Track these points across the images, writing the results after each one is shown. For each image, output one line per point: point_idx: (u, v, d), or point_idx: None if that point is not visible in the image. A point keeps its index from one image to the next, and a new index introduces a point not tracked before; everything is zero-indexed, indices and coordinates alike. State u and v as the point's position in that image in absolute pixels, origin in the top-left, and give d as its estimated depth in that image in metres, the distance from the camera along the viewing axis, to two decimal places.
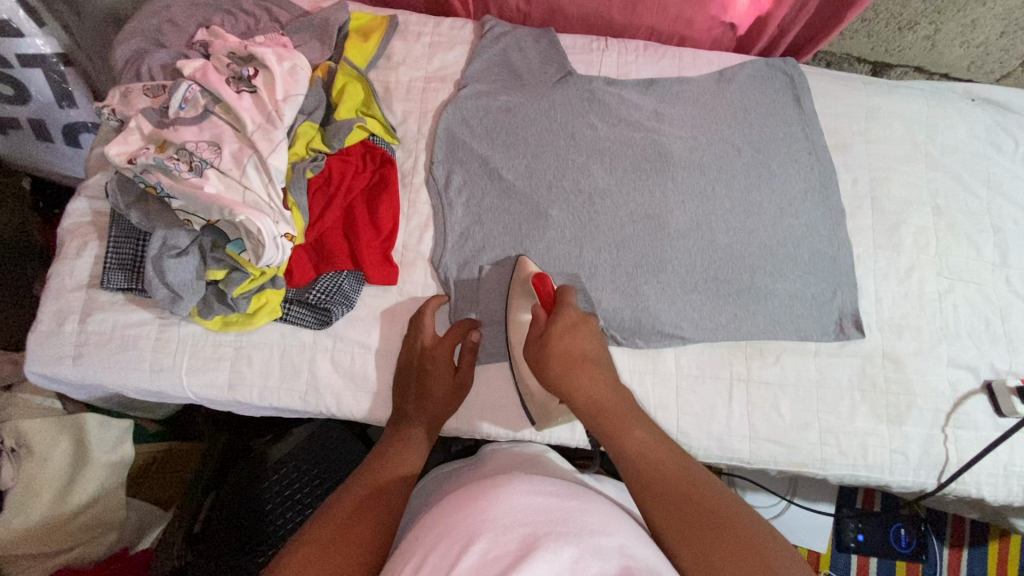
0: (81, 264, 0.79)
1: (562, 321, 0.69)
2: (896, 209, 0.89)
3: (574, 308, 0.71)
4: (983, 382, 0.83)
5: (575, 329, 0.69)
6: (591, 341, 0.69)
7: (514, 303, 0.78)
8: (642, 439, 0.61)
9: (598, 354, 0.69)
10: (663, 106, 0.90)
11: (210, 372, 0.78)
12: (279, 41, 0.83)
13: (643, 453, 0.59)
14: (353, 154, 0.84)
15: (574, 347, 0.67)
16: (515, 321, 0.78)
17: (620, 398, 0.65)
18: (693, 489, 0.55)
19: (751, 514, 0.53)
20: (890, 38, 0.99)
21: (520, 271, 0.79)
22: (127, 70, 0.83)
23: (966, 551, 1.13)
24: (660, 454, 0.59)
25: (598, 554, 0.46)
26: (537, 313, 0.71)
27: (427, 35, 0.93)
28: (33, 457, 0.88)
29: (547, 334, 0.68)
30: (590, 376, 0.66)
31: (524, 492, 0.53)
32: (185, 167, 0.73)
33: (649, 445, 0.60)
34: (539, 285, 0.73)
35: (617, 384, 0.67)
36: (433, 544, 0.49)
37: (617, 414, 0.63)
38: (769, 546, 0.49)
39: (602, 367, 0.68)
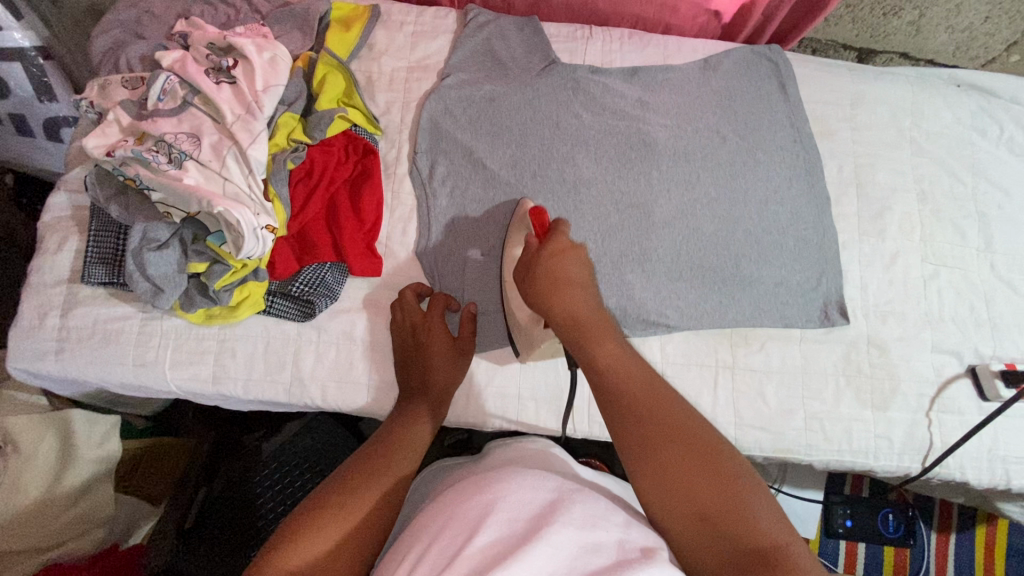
0: (61, 259, 0.79)
1: (551, 248, 0.66)
2: (881, 195, 0.89)
3: (565, 235, 0.67)
4: (967, 366, 0.84)
5: (562, 254, 0.66)
6: (580, 266, 0.65)
7: (511, 235, 0.78)
8: (615, 354, 0.60)
9: (589, 278, 0.65)
10: (648, 94, 0.89)
11: (194, 366, 0.77)
12: (259, 31, 0.82)
13: (615, 368, 0.59)
14: (335, 145, 0.83)
15: (559, 268, 0.65)
16: (508, 258, 0.77)
17: (603, 315, 0.63)
18: (662, 408, 0.55)
19: (716, 437, 0.54)
20: (876, 24, 0.98)
21: (518, 212, 0.80)
22: (105, 62, 0.82)
23: (953, 535, 1.14)
24: (632, 370, 0.59)
25: (596, 550, 0.46)
26: (529, 242, 0.69)
27: (410, 24, 0.92)
28: (19, 455, 0.87)
29: (541, 256, 0.66)
30: (576, 295, 0.63)
31: (525, 485, 0.53)
32: (165, 159, 0.72)
33: (622, 362, 0.59)
34: (533, 216, 0.71)
35: (602, 303, 0.65)
36: (432, 538, 0.48)
37: (594, 328, 0.61)
38: (730, 470, 0.51)
39: (589, 289, 0.64)
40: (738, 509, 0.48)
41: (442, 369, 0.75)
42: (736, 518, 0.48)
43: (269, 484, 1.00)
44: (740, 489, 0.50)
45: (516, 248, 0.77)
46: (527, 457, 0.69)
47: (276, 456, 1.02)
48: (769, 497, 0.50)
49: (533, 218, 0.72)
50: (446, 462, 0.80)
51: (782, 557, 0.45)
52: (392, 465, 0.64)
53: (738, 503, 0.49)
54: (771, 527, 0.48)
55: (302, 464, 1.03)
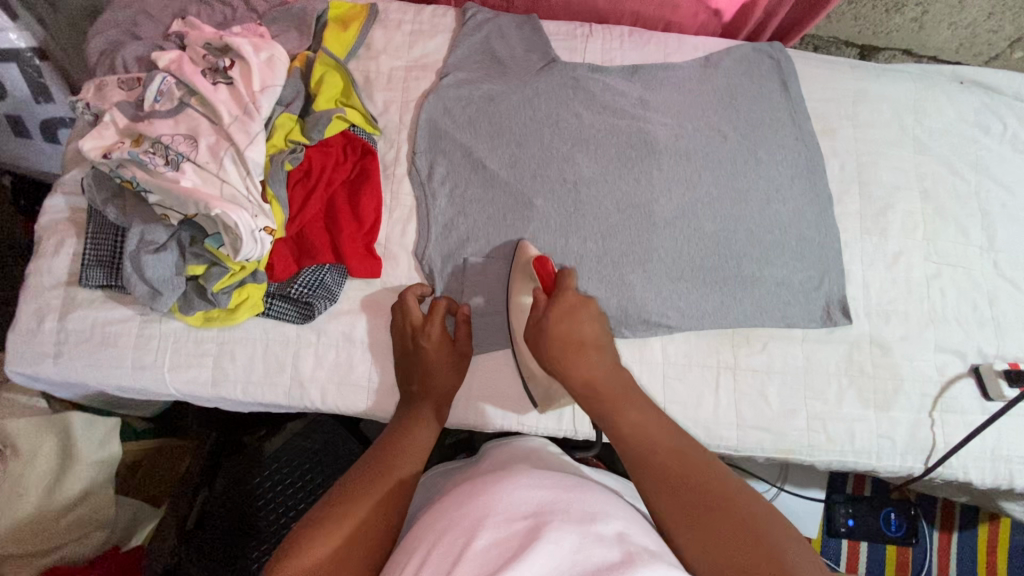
0: (59, 262, 0.78)
1: (559, 306, 0.67)
2: (883, 194, 0.88)
3: (571, 289, 0.68)
4: (970, 366, 0.83)
5: (574, 311, 0.66)
6: (591, 323, 0.67)
7: (516, 285, 0.77)
8: (639, 420, 0.60)
9: (602, 336, 0.67)
10: (649, 92, 0.88)
11: (193, 369, 0.77)
12: (256, 31, 0.81)
13: (641, 436, 0.59)
14: (333, 145, 0.83)
15: (573, 330, 0.65)
16: (516, 306, 0.76)
17: (620, 379, 0.64)
18: (694, 473, 0.55)
19: (753, 499, 0.53)
20: (878, 20, 0.98)
21: (521, 255, 0.78)
22: (101, 63, 0.81)
23: (955, 534, 1.14)
24: (658, 435, 0.59)
25: (598, 542, 0.46)
26: (536, 297, 0.69)
27: (408, 23, 0.91)
28: (19, 458, 0.87)
29: (547, 318, 0.66)
30: (591, 359, 0.64)
31: (524, 485, 0.53)
32: (161, 160, 0.72)
33: (646, 427, 0.60)
34: (539, 268, 0.72)
35: (619, 368, 0.66)
36: (434, 543, 0.48)
37: (613, 395, 0.62)
38: (772, 532, 0.50)
39: (602, 351, 0.66)
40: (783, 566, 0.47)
41: (443, 373, 0.75)
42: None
43: (270, 484, 1.00)
44: (782, 548, 0.48)
45: (524, 297, 0.76)
46: (527, 457, 0.69)
47: (277, 456, 1.01)
48: (814, 558, 0.49)
49: (539, 266, 0.72)
50: (446, 466, 0.80)
51: None
52: (393, 469, 0.63)
53: (782, 561, 0.47)
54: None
55: (303, 464, 1.03)
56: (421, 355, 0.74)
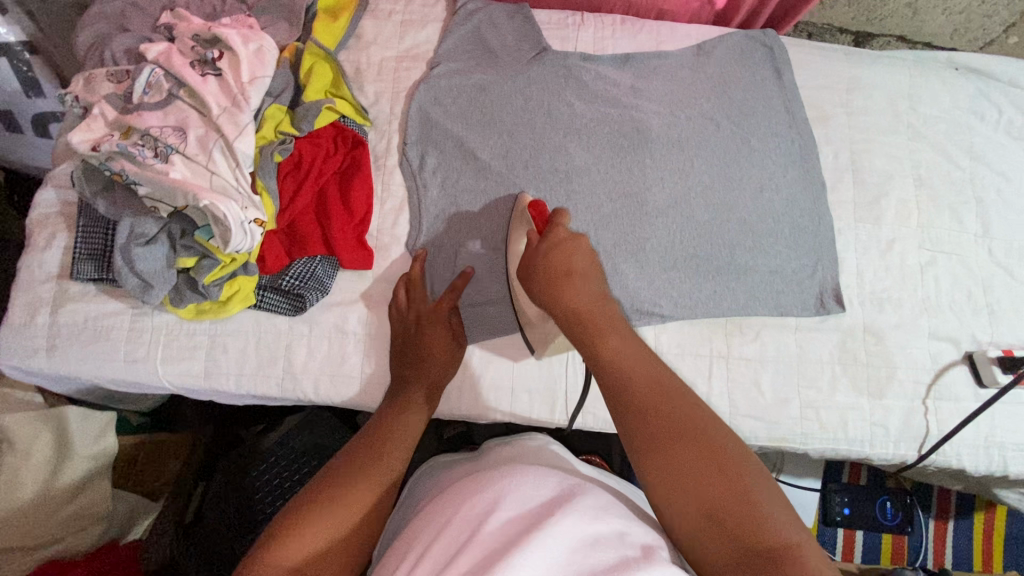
0: (50, 256, 0.78)
1: (553, 240, 0.68)
2: (877, 181, 0.88)
3: (564, 227, 0.69)
4: (965, 353, 0.83)
5: (564, 245, 0.68)
6: (582, 257, 0.67)
7: (511, 231, 0.78)
8: (619, 346, 0.60)
9: (590, 269, 0.67)
10: (641, 81, 0.88)
11: (185, 362, 0.77)
12: (245, 22, 0.81)
13: (624, 366, 0.58)
14: (323, 137, 0.82)
15: (562, 262, 0.66)
16: (512, 252, 0.77)
17: (604, 309, 0.64)
18: (672, 405, 0.54)
19: (729, 433, 0.53)
20: (872, 6, 0.97)
21: (518, 207, 0.79)
22: (90, 55, 0.80)
23: (951, 522, 1.14)
24: (637, 365, 0.58)
25: (597, 544, 0.46)
26: (529, 236, 0.71)
27: (399, 13, 0.91)
28: (16, 452, 0.87)
29: (542, 248, 0.68)
30: (577, 288, 0.64)
31: (526, 482, 0.53)
32: (151, 152, 0.72)
33: (625, 357, 0.59)
34: (533, 210, 0.74)
35: (606, 298, 0.66)
36: (434, 537, 0.48)
37: (599, 328, 0.62)
38: (742, 468, 0.50)
39: (591, 281, 0.66)
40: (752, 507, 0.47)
41: (438, 330, 0.76)
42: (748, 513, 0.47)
43: (268, 477, 0.99)
44: (751, 485, 0.49)
45: (520, 242, 0.76)
46: (522, 453, 0.69)
47: (274, 450, 1.01)
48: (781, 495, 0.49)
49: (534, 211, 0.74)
50: (443, 459, 0.80)
51: (791, 555, 0.44)
52: (389, 461, 0.64)
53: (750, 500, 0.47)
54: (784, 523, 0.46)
55: (302, 458, 1.02)
56: (418, 343, 0.75)
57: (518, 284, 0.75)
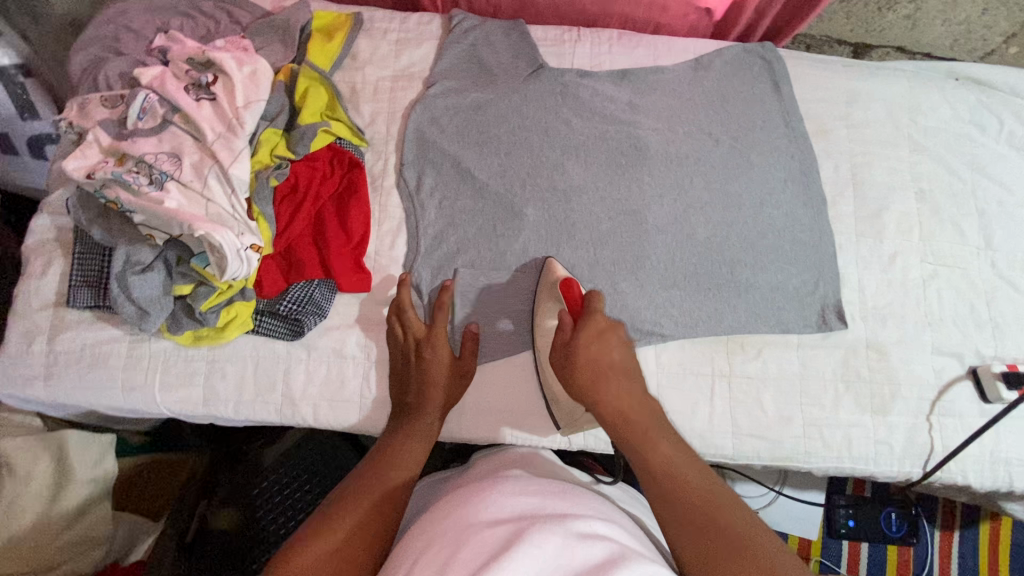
0: (46, 283, 0.78)
1: (588, 330, 0.68)
2: (877, 195, 0.87)
3: (599, 312, 0.70)
4: (968, 368, 0.82)
5: (603, 335, 0.68)
6: (619, 348, 0.68)
7: (540, 307, 0.77)
8: (670, 452, 0.61)
9: (629, 362, 0.68)
10: (639, 97, 0.87)
11: (183, 389, 0.76)
12: (240, 44, 0.80)
13: (672, 471, 0.59)
14: (320, 159, 0.82)
15: (602, 355, 0.67)
16: (542, 329, 0.77)
17: (647, 404, 0.65)
18: (726, 524, 0.54)
19: (779, 549, 0.52)
20: (870, 18, 0.96)
21: (547, 276, 0.78)
22: (84, 80, 0.80)
23: (956, 533, 1.13)
24: (687, 469, 0.60)
25: (584, 542, 0.46)
26: (563, 318, 0.69)
27: (394, 32, 0.90)
28: (14, 477, 0.86)
29: (578, 340, 0.67)
30: (621, 384, 0.65)
31: (509, 492, 0.53)
32: (145, 180, 0.71)
33: (676, 464, 0.60)
34: (565, 290, 0.73)
35: (646, 396, 0.67)
36: (420, 550, 0.48)
37: (644, 426, 0.63)
38: None
39: (631, 376, 0.67)
40: None
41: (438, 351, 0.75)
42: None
43: (271, 494, 1.00)
44: None
45: (549, 319, 0.76)
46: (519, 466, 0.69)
47: (276, 468, 1.01)
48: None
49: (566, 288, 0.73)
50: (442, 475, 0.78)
51: None
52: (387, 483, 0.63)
53: None
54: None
55: (303, 475, 1.02)
56: (420, 366, 0.74)
57: (544, 362, 0.75)
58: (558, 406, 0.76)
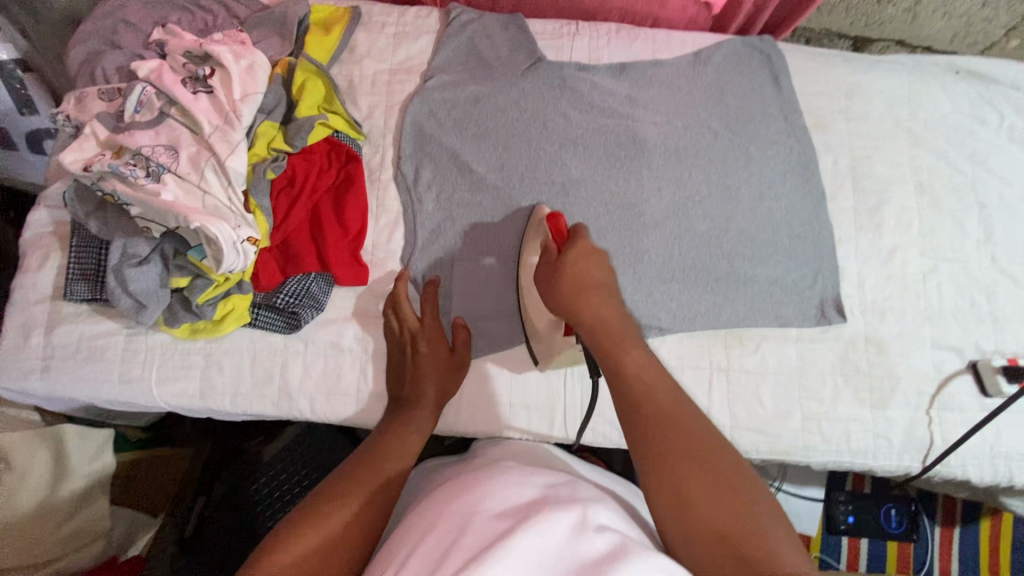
0: (44, 276, 0.78)
1: (574, 254, 0.67)
2: (877, 189, 0.87)
3: (586, 240, 0.68)
4: (969, 362, 0.82)
5: (590, 255, 0.67)
6: (604, 269, 0.67)
7: (527, 243, 0.76)
8: (644, 360, 0.60)
9: (612, 282, 0.67)
10: (637, 90, 0.87)
11: (180, 382, 0.76)
12: (237, 37, 0.80)
13: (644, 382, 0.58)
14: (316, 152, 0.82)
15: (586, 271, 0.66)
16: (525, 262, 0.76)
17: (626, 322, 0.64)
18: (688, 427, 0.54)
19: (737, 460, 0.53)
20: (870, 11, 0.96)
21: (535, 216, 0.78)
22: (82, 73, 0.80)
23: (957, 529, 1.13)
24: (658, 381, 0.58)
25: (586, 535, 0.45)
26: (548, 247, 0.69)
27: (391, 25, 0.90)
28: (11, 471, 0.86)
29: (563, 258, 0.67)
30: (603, 298, 0.64)
31: (511, 482, 0.53)
32: (142, 172, 0.70)
33: (649, 368, 0.59)
34: (550, 222, 0.71)
35: (626, 314, 0.65)
36: (420, 539, 0.47)
37: (622, 335, 0.62)
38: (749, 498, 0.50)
39: (613, 293, 0.66)
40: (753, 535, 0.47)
41: (432, 338, 0.75)
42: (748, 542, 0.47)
43: (267, 489, 0.99)
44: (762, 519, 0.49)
45: (532, 256, 0.75)
46: (519, 456, 0.68)
47: (274, 462, 1.00)
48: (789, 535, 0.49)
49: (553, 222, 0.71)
50: (437, 462, 0.79)
51: None
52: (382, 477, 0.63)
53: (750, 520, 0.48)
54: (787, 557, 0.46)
55: (302, 470, 1.01)
56: (416, 360, 0.74)
57: (528, 294, 0.75)
58: (540, 343, 0.75)
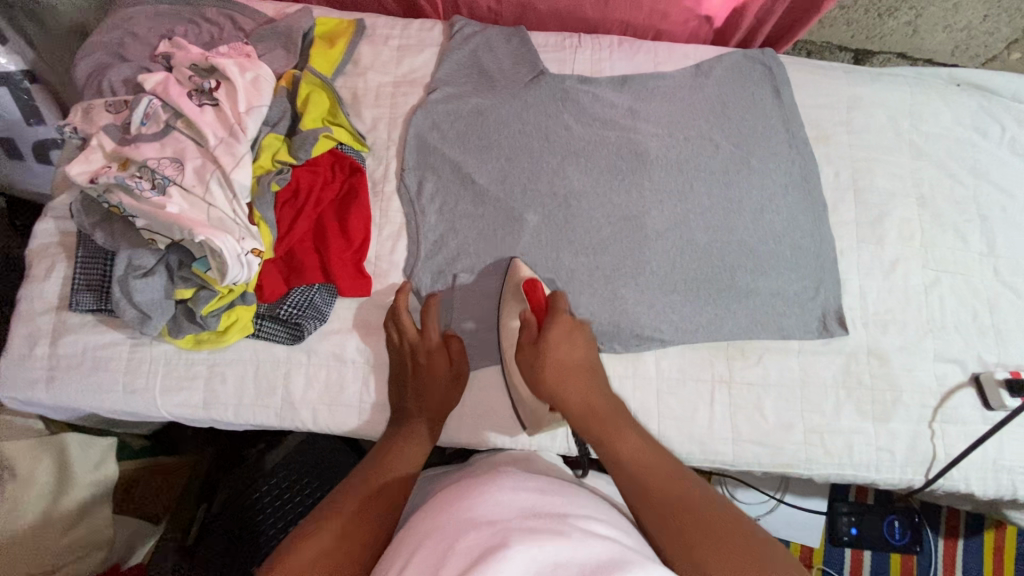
0: (49, 286, 0.78)
1: (556, 331, 0.70)
2: (879, 201, 0.87)
3: (565, 311, 0.71)
4: (971, 375, 0.82)
5: (571, 334, 0.70)
6: (585, 347, 0.71)
7: (505, 308, 0.77)
8: (638, 442, 0.62)
9: (596, 365, 0.70)
10: (639, 102, 0.87)
11: (183, 392, 0.77)
12: (242, 50, 0.81)
13: (641, 459, 0.60)
14: (321, 164, 0.82)
15: (571, 355, 0.69)
16: (506, 330, 0.77)
17: (615, 403, 0.67)
18: (694, 500, 0.55)
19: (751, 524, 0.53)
20: (871, 24, 0.96)
21: (512, 277, 0.78)
22: (89, 85, 0.81)
23: (961, 541, 1.12)
24: (655, 460, 0.60)
25: (581, 542, 0.45)
26: (528, 318, 0.71)
27: (395, 38, 0.91)
28: (17, 479, 0.88)
29: (547, 334, 0.69)
30: (589, 384, 0.67)
31: (508, 489, 0.53)
32: (148, 185, 0.71)
33: (642, 449, 0.61)
34: (529, 291, 0.74)
35: (612, 396, 0.68)
36: (417, 547, 0.48)
37: (611, 420, 0.64)
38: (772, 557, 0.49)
39: (598, 377, 0.69)
40: None
41: (438, 356, 0.75)
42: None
43: (269, 498, 0.99)
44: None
45: (513, 321, 0.76)
46: (516, 463, 0.69)
47: (276, 470, 1.01)
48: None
49: (531, 289, 0.74)
50: (439, 470, 0.79)
51: None
52: (384, 491, 0.63)
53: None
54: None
55: (303, 478, 1.01)
56: (417, 371, 0.75)
57: (512, 366, 0.75)
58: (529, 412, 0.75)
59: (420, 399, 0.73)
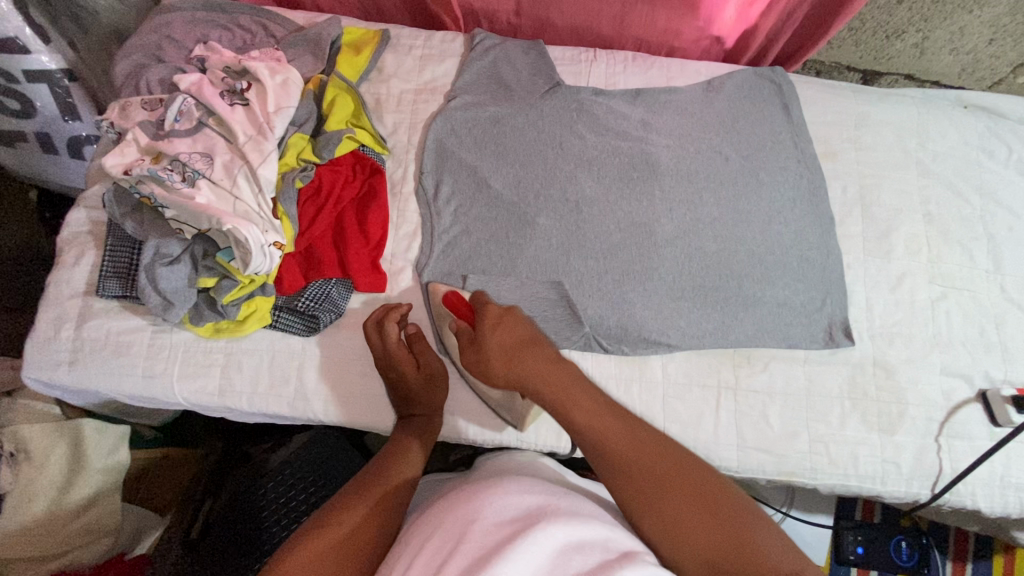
0: (78, 272, 0.81)
1: (486, 318, 0.68)
2: (887, 216, 0.89)
3: (494, 303, 0.69)
4: (978, 391, 0.82)
5: (502, 320, 0.67)
6: (523, 325, 0.67)
7: (441, 323, 0.79)
8: (591, 406, 0.61)
9: (537, 332, 0.67)
10: (652, 115, 0.90)
11: (201, 379, 0.79)
12: (273, 55, 0.85)
13: (597, 424, 0.59)
14: (342, 164, 0.86)
15: (511, 337, 0.66)
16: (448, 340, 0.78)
17: (568, 367, 0.64)
18: (653, 459, 0.56)
19: (709, 475, 0.55)
20: (879, 46, 1.00)
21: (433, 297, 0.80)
22: (127, 84, 0.85)
23: (969, 564, 1.10)
24: (610, 421, 0.59)
25: (580, 548, 0.47)
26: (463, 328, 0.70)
27: (418, 48, 0.95)
28: (32, 462, 0.89)
29: (482, 329, 0.67)
30: (536, 355, 0.64)
31: (514, 490, 0.54)
32: (179, 177, 0.75)
33: (597, 412, 0.60)
34: (454, 305, 0.76)
35: (563, 357, 0.66)
36: (423, 545, 0.49)
37: (564, 384, 0.62)
38: (731, 503, 0.53)
39: (545, 345, 0.66)
40: (747, 545, 0.50)
41: (430, 353, 0.78)
42: (749, 556, 0.49)
43: (274, 492, 0.97)
44: (754, 534, 0.51)
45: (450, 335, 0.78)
46: (523, 467, 0.69)
47: (280, 469, 0.99)
48: (772, 521, 0.53)
49: (453, 300, 0.76)
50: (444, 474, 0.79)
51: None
52: (394, 493, 0.62)
53: (744, 534, 0.51)
54: (785, 556, 0.49)
55: (309, 475, 1.00)
56: (393, 384, 0.76)
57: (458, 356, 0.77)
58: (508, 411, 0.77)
59: (428, 394, 0.76)
